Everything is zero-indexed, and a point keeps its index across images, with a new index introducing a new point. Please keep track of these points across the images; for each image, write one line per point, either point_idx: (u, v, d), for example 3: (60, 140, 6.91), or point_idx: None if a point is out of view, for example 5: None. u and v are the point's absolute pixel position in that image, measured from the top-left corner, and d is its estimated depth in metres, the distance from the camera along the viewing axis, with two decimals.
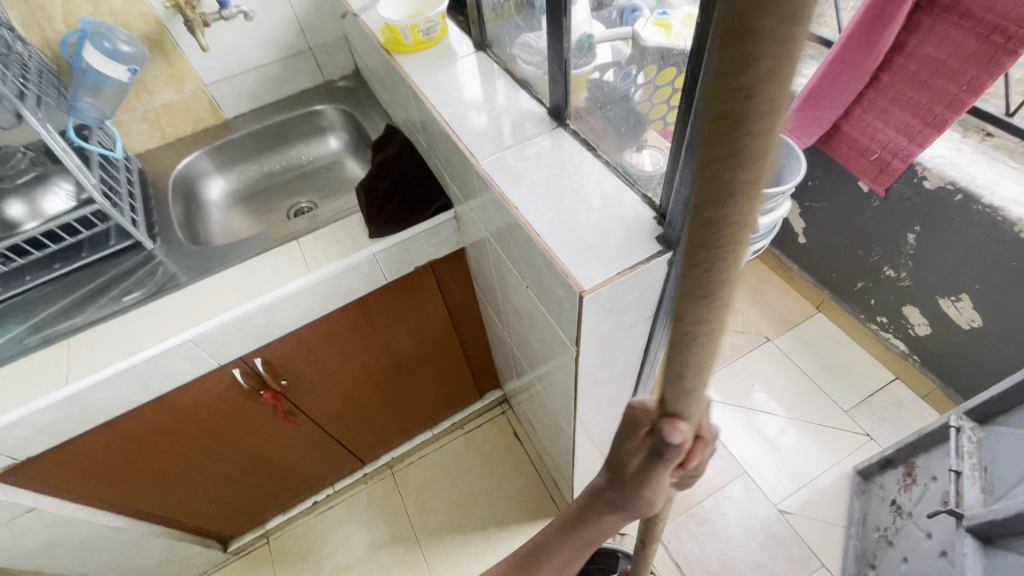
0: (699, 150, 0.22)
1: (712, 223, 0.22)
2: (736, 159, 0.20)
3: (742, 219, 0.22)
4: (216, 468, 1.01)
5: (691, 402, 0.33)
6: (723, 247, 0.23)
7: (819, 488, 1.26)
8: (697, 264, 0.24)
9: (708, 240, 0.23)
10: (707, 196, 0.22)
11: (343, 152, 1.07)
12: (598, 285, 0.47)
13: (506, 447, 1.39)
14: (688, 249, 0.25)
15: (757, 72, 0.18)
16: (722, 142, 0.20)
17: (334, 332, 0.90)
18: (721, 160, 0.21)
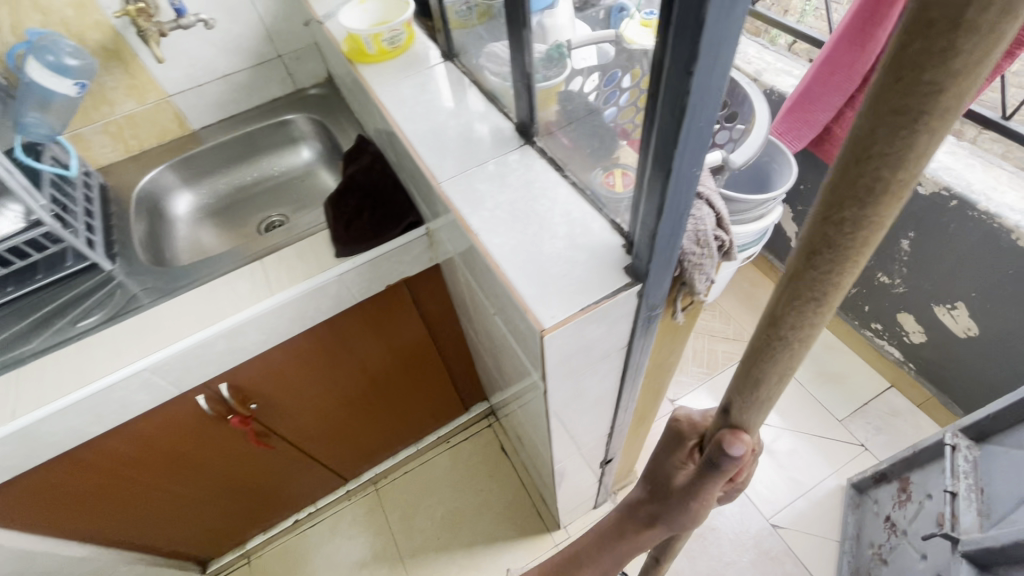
0: (851, 141, 0.21)
1: (850, 216, 0.22)
2: (887, 157, 0.20)
3: (876, 221, 0.22)
4: (187, 493, 0.97)
5: (756, 411, 0.38)
6: (848, 245, 0.24)
7: (813, 501, 1.23)
8: (813, 255, 0.25)
9: (833, 237, 0.24)
10: (849, 190, 0.22)
11: (316, 162, 1.04)
12: (561, 323, 0.43)
13: (493, 461, 1.35)
14: (810, 239, 0.25)
15: (959, 76, 0.17)
16: (880, 143, 0.20)
17: (305, 354, 0.86)
18: (871, 161, 0.20)
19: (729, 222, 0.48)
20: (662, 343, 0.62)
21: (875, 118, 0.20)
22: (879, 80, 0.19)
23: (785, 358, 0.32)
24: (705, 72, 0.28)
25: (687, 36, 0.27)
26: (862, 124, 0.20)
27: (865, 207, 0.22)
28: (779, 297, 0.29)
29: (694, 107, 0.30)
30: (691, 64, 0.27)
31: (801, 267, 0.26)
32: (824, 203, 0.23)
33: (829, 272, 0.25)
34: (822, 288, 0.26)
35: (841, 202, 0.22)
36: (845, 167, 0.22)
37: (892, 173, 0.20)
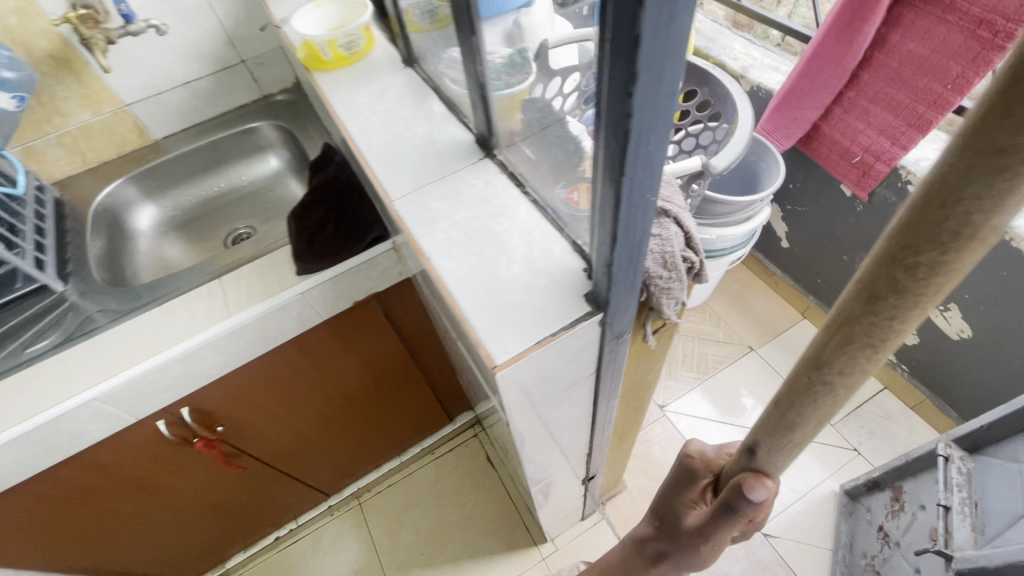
0: (930, 186, 0.19)
1: (922, 264, 0.20)
2: (974, 208, 0.18)
3: (954, 268, 0.20)
4: (156, 518, 0.94)
5: (783, 454, 0.37)
6: (917, 292, 0.22)
7: (805, 509, 1.20)
8: (875, 299, 0.23)
9: (901, 283, 0.22)
10: (921, 238, 0.20)
11: (285, 171, 0.99)
12: (512, 360, 0.39)
13: (479, 472, 1.32)
14: (869, 284, 0.23)
15: None
16: (979, 181, 0.17)
17: (272, 374, 0.83)
18: (958, 205, 0.18)
19: (699, 243, 0.44)
20: (635, 365, 0.58)
21: (976, 153, 0.17)
22: (975, 113, 0.17)
23: (825, 403, 0.31)
24: (648, 93, 0.24)
25: (623, 53, 0.23)
26: (955, 159, 0.18)
27: (943, 254, 0.20)
28: (828, 338, 0.27)
29: (640, 132, 0.26)
30: (630, 84, 0.24)
31: (856, 310, 0.24)
32: (892, 244, 0.22)
33: (889, 319, 0.23)
34: (878, 334, 0.25)
35: (912, 247, 0.20)
36: (924, 208, 0.19)
37: (975, 227, 0.19)
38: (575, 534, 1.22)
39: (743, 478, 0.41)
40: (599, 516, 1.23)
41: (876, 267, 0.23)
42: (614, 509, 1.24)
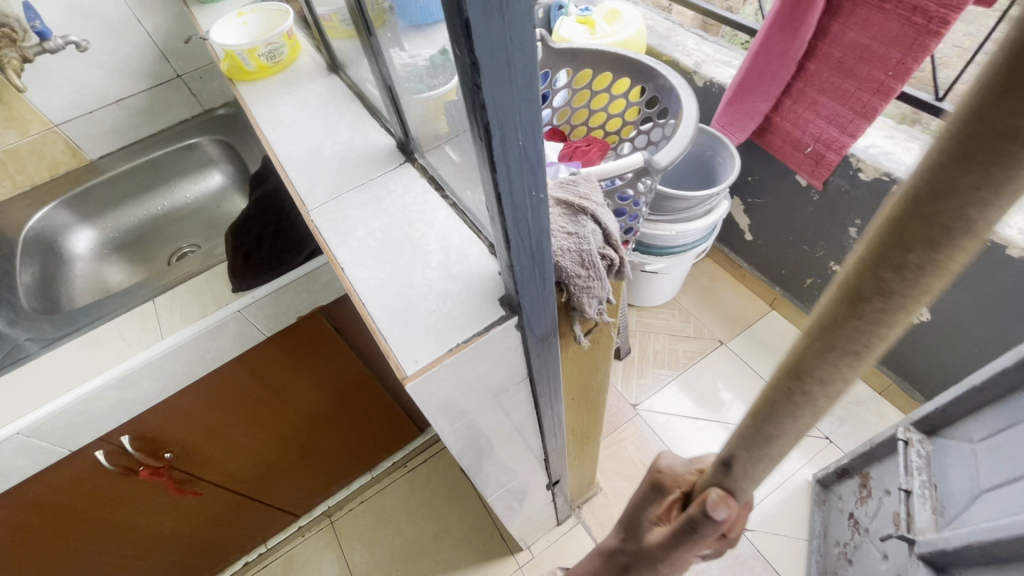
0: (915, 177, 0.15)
1: (906, 272, 0.16)
2: (968, 202, 0.14)
3: (944, 276, 0.16)
4: (108, 553, 0.90)
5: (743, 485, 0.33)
6: (901, 301, 0.17)
7: (781, 501, 1.20)
8: (844, 312, 0.19)
9: (880, 291, 0.17)
10: (909, 244, 0.15)
11: (229, 186, 0.97)
12: (423, 370, 0.38)
13: (452, 483, 1.30)
14: (841, 298, 0.19)
15: None
16: (976, 171, 0.13)
17: (219, 396, 0.80)
18: (957, 195, 0.14)
19: (618, 240, 0.43)
20: (578, 367, 0.57)
21: (970, 137, 0.13)
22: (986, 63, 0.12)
23: (791, 429, 0.26)
24: (495, 81, 0.23)
25: (459, 43, 0.22)
26: (946, 142, 0.13)
27: (937, 258, 0.15)
28: (795, 356, 0.22)
29: (498, 124, 0.25)
30: (473, 74, 0.23)
31: (825, 328, 0.20)
32: (874, 246, 0.17)
33: (862, 337, 0.19)
34: (850, 355, 0.20)
35: (897, 252, 0.16)
36: (914, 199, 0.15)
37: (978, 226, 0.14)
38: (552, 540, 1.19)
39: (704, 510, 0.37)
40: (574, 520, 1.22)
41: (850, 277, 0.18)
42: (590, 512, 1.22)
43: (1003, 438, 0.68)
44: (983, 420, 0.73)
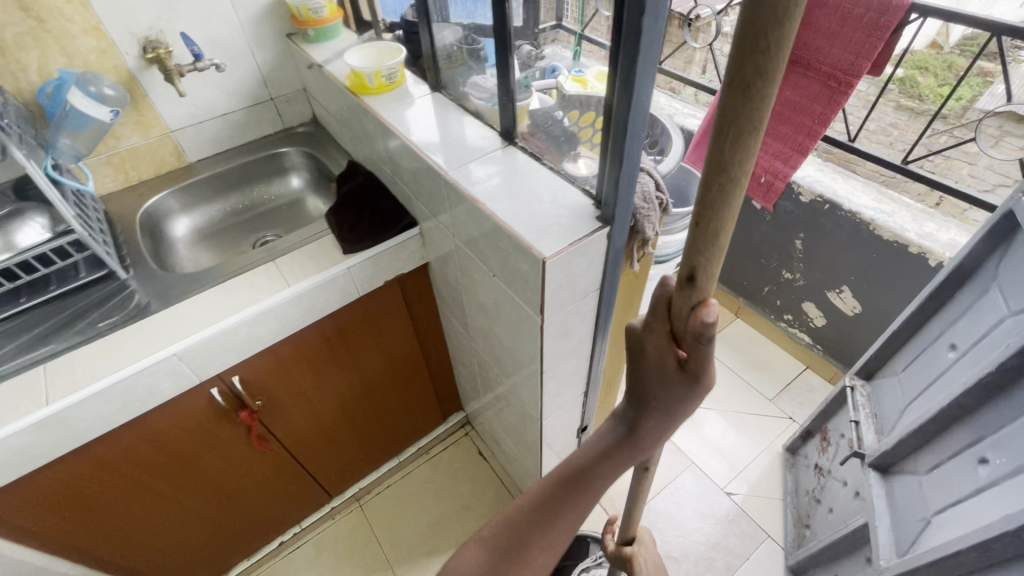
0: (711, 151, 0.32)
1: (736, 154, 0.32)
2: (742, 131, 0.31)
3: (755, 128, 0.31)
4: (182, 505, 0.98)
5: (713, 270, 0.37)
6: (744, 134, 0.31)
7: (758, 469, 1.40)
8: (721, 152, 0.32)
9: (740, 112, 0.30)
10: (730, 159, 0.32)
11: (306, 189, 1.17)
12: (555, 253, 0.59)
13: (472, 465, 1.44)
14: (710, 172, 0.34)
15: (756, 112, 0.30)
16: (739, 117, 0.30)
17: (310, 351, 0.95)
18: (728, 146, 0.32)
19: (665, 186, 0.67)
20: (625, 294, 0.79)
21: (724, 131, 0.31)
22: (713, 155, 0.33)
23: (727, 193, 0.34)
24: (645, 57, 0.47)
25: (633, 38, 0.45)
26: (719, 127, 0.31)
27: (747, 146, 0.31)
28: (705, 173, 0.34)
29: (638, 84, 0.49)
30: (637, 53, 0.46)
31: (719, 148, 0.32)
32: (713, 170, 0.33)
33: (740, 160, 0.32)
34: (732, 175, 0.33)
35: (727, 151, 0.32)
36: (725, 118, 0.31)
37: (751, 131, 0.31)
38: None
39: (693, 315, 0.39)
40: None
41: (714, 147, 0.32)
42: None
43: (917, 365, 0.94)
44: (902, 357, 0.99)
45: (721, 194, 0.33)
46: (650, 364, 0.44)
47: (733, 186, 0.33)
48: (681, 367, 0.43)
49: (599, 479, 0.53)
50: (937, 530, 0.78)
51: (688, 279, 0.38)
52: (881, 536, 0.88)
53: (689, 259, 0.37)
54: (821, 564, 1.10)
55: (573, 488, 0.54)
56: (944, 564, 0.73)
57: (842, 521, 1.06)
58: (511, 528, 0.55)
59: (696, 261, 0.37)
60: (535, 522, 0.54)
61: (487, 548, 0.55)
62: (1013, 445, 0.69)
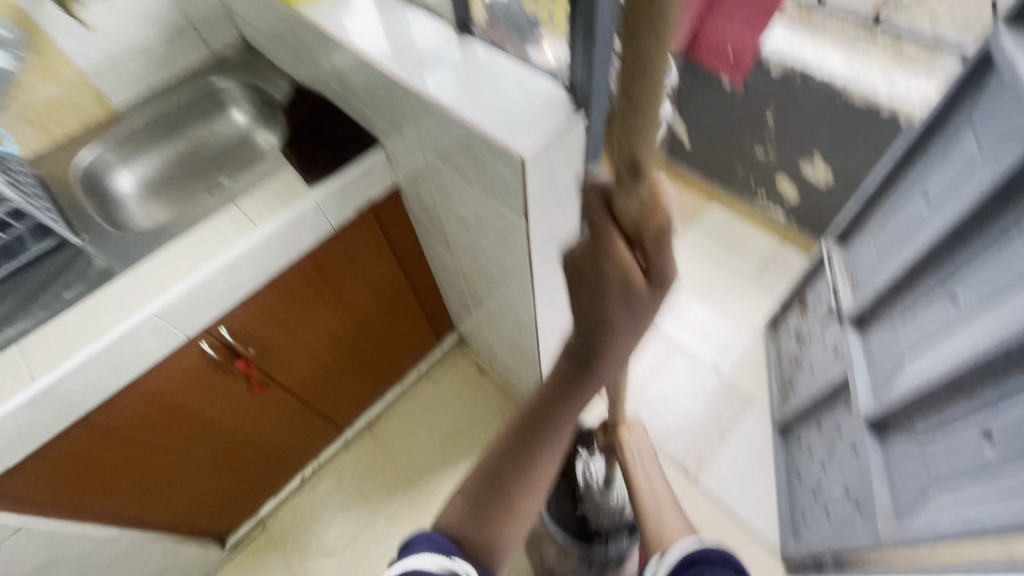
0: None
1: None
2: None
3: None
4: (201, 458, 1.00)
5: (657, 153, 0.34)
6: None
7: (742, 343, 1.48)
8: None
9: None
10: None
11: (253, 124, 1.06)
12: (533, 150, 0.57)
13: (473, 381, 1.50)
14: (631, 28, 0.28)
15: None
16: None
17: (294, 294, 0.93)
18: None
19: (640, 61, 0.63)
20: None
21: None
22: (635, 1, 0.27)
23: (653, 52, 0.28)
24: None
25: None
26: None
27: None
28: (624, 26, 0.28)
29: None
30: None
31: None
32: (632, 22, 0.27)
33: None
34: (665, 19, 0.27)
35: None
36: None
37: None
38: None
39: (649, 209, 0.37)
40: None
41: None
42: None
43: (891, 221, 0.96)
44: (877, 216, 1.01)
45: (654, 53, 0.28)
46: (610, 287, 0.40)
47: (665, 40, 0.28)
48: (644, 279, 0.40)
49: (571, 411, 0.49)
50: (910, 370, 0.85)
51: (629, 176, 0.34)
52: (859, 384, 0.96)
53: (625, 152, 0.33)
54: (805, 417, 1.20)
55: (546, 423, 0.50)
56: (919, 399, 0.80)
57: (822, 377, 1.14)
58: (490, 477, 0.51)
59: (634, 150, 0.33)
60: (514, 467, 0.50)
61: (469, 501, 0.51)
62: (983, 283, 0.74)
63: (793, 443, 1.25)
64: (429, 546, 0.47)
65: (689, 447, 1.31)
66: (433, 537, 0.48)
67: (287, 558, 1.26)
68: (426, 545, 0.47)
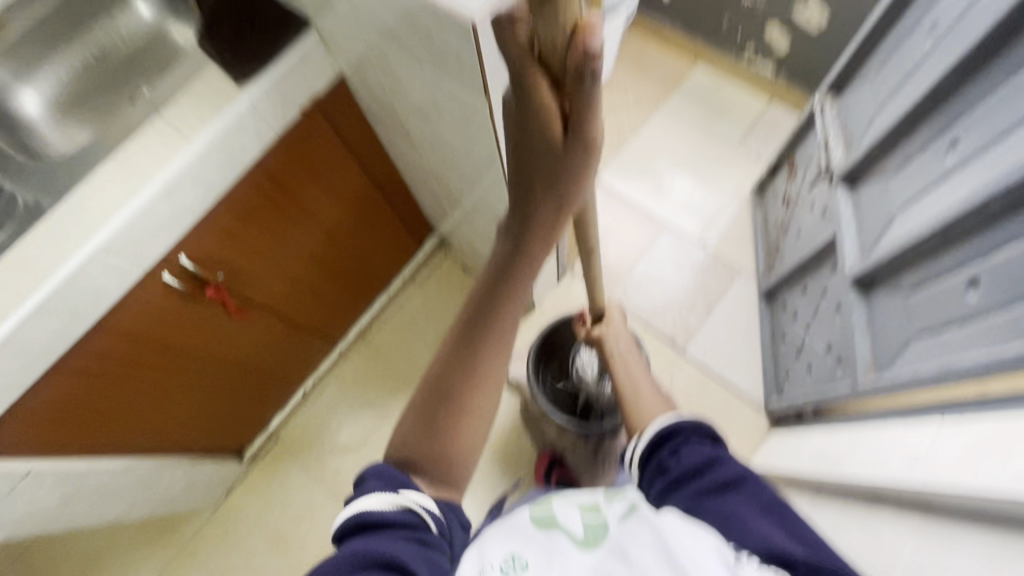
0: None
1: None
2: None
3: None
4: (197, 386, 1.00)
5: None
6: None
7: (729, 214, 1.45)
8: None
9: None
10: None
11: (163, 17, 0.90)
12: (483, 14, 0.49)
13: (460, 281, 1.48)
14: None
15: None
16: None
17: (253, 212, 0.86)
18: None
19: None
20: None
21: None
22: None
23: None
24: None
25: None
26: None
27: None
28: None
29: None
30: None
31: None
32: None
33: None
34: None
35: None
36: None
37: None
38: (557, 294, 1.41)
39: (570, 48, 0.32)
40: (570, 277, 1.42)
41: None
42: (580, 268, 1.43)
43: (892, 60, 0.88)
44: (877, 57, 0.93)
45: None
46: (531, 137, 0.38)
47: None
48: (564, 133, 0.37)
49: (508, 301, 0.47)
50: (901, 223, 0.84)
51: None
52: (847, 244, 0.95)
53: None
54: (792, 280, 1.21)
55: (484, 322, 0.48)
56: (908, 252, 0.80)
57: (810, 239, 1.13)
58: (436, 386, 0.48)
59: None
60: (458, 374, 0.48)
61: (419, 417, 0.49)
62: (988, 120, 0.69)
63: (778, 307, 1.28)
64: (379, 484, 0.47)
65: (677, 322, 1.34)
66: (384, 472, 0.48)
67: (305, 463, 1.33)
68: (377, 483, 0.47)
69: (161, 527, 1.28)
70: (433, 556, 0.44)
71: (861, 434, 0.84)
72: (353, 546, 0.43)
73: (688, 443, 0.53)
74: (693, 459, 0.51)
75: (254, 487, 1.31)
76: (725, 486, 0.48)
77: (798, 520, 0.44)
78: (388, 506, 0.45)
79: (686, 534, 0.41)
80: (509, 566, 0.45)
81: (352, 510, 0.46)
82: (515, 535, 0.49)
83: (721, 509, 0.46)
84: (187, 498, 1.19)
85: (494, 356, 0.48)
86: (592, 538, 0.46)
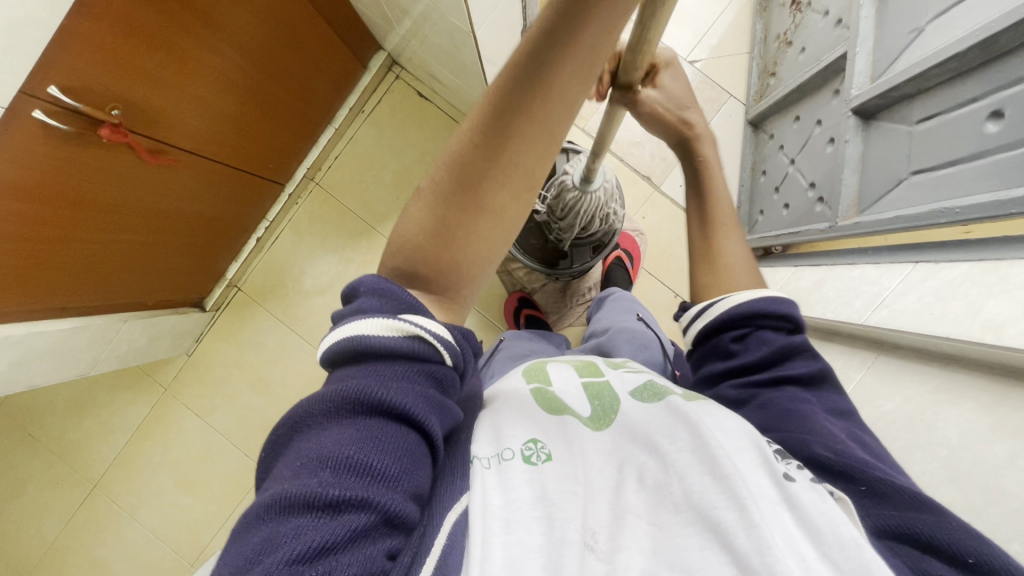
0: None
1: None
2: None
3: None
4: (128, 238, 0.89)
5: None
6: None
7: (725, 24, 1.25)
8: None
9: None
10: None
11: None
12: None
13: (418, 111, 1.31)
14: None
15: None
16: None
17: (137, 25, 0.65)
18: None
19: None
20: None
21: None
22: None
23: None
24: None
25: None
26: None
27: None
28: None
29: None
30: None
31: None
32: None
33: None
34: None
35: None
36: None
37: None
38: None
39: None
40: None
41: None
42: None
43: None
44: None
45: None
46: None
47: None
48: None
49: (571, 67, 0.35)
50: (929, 39, 0.73)
51: None
52: (859, 65, 0.83)
53: None
54: (784, 107, 1.10)
55: (525, 106, 0.36)
56: (928, 76, 0.71)
57: (815, 58, 1.00)
58: (456, 165, 0.38)
59: None
60: (484, 155, 0.37)
61: (429, 205, 0.40)
62: None
63: (763, 138, 1.18)
64: (382, 306, 0.39)
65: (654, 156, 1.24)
66: (383, 289, 0.39)
67: (272, 310, 1.31)
68: (378, 304, 0.39)
69: (134, 376, 1.29)
70: (444, 399, 0.40)
71: (828, 274, 0.84)
72: (362, 386, 0.36)
73: (761, 329, 0.52)
74: (766, 351, 0.50)
75: (223, 334, 1.31)
76: (792, 380, 0.49)
77: (860, 427, 0.46)
78: (396, 340, 0.38)
79: (728, 441, 0.40)
80: (531, 451, 0.43)
81: (346, 331, 0.39)
82: (527, 416, 0.48)
83: (784, 399, 0.48)
84: (155, 349, 1.18)
85: (531, 170, 0.38)
86: (598, 418, 0.49)
